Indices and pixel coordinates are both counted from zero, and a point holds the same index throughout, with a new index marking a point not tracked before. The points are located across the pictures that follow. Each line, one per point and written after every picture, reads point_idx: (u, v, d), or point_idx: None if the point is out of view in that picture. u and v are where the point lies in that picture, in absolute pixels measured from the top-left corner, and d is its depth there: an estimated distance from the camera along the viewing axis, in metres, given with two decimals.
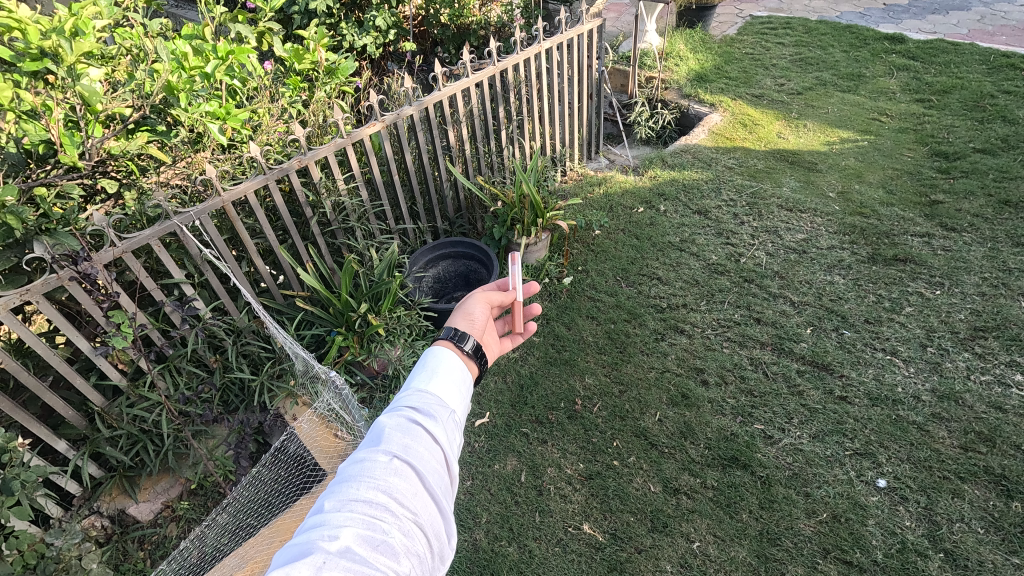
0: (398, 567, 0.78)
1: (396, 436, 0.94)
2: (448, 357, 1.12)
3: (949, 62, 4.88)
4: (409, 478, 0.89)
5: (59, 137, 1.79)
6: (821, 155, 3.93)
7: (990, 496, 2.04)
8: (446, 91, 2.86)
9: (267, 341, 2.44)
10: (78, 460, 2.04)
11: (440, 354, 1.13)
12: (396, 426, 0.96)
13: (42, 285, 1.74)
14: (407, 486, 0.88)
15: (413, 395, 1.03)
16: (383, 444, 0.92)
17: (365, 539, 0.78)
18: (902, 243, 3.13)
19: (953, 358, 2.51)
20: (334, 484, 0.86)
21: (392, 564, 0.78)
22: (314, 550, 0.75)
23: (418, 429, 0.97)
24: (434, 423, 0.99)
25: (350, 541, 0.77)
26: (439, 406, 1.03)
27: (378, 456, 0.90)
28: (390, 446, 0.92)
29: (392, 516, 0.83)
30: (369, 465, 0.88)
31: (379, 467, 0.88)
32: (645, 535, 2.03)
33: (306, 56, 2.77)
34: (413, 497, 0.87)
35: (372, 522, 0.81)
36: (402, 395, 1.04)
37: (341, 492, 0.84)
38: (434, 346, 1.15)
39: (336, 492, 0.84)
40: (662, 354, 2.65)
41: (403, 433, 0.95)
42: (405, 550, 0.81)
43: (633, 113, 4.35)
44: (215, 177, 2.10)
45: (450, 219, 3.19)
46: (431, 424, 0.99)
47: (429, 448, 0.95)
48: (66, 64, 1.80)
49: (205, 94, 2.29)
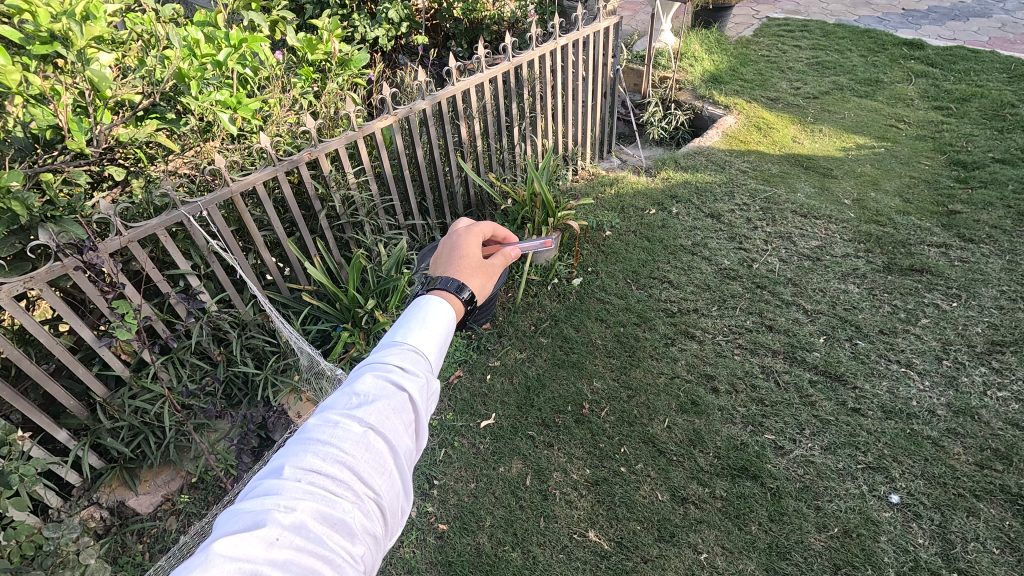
0: (352, 548, 0.80)
1: (371, 403, 0.96)
2: (439, 317, 1.18)
3: (969, 70, 4.80)
4: (376, 456, 0.90)
5: (67, 123, 1.73)
6: (837, 160, 3.87)
7: (1006, 516, 2.00)
8: (460, 85, 2.80)
9: (272, 335, 2.41)
10: (79, 451, 2.01)
11: (433, 315, 1.17)
12: (373, 395, 0.97)
13: (46, 273, 1.71)
14: (371, 460, 0.89)
15: (397, 361, 1.04)
16: (357, 415, 0.93)
17: (322, 516, 0.80)
18: (919, 254, 3.07)
19: (968, 373, 2.47)
20: (299, 449, 0.87)
21: (347, 544, 0.80)
22: (269, 519, 0.77)
23: (394, 397, 0.99)
24: (411, 396, 1.01)
25: (306, 515, 0.79)
26: (420, 378, 1.04)
27: (349, 428, 0.91)
28: (363, 415, 0.93)
29: (353, 495, 0.85)
30: (339, 437, 0.89)
31: (349, 442, 0.89)
32: (652, 544, 1.99)
33: (319, 46, 2.72)
34: (377, 475, 0.89)
35: (331, 499, 0.82)
36: (388, 357, 1.05)
37: (305, 461, 0.85)
38: (423, 295, 1.25)
39: (301, 456, 0.85)
40: (672, 359, 2.61)
41: (378, 401, 0.97)
42: (361, 529, 0.83)
43: (646, 113, 4.32)
44: (225, 167, 2.06)
45: (460, 216, 3.15)
46: (409, 396, 1.01)
47: (402, 419, 0.97)
48: (76, 48, 1.75)
49: (216, 83, 2.24)
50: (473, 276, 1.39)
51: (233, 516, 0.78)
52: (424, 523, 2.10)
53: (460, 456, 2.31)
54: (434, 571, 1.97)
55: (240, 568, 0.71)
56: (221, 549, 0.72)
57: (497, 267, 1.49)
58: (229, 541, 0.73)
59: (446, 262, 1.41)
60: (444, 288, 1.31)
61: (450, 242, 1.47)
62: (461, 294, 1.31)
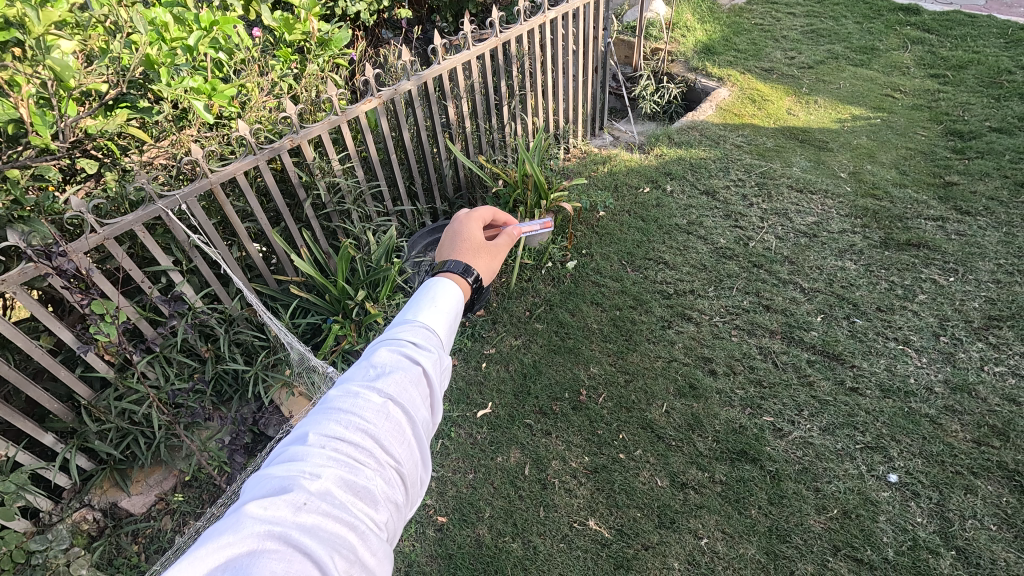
0: (376, 516, 0.77)
1: (390, 375, 0.92)
2: (450, 295, 1.15)
3: (965, 35, 4.70)
4: (397, 424, 0.87)
5: (30, 117, 1.62)
6: (832, 133, 3.80)
7: (1003, 492, 2.00)
8: (447, 64, 2.69)
9: (260, 329, 2.35)
10: (66, 454, 1.97)
11: (444, 292, 1.15)
12: (391, 365, 0.94)
13: (19, 275, 1.65)
14: (393, 429, 0.86)
15: (412, 334, 1.02)
16: (377, 383, 0.90)
17: (346, 483, 0.76)
18: (915, 227, 3.04)
19: (966, 349, 2.45)
20: (318, 416, 0.84)
21: (372, 512, 0.76)
22: (295, 485, 0.73)
23: (412, 369, 0.95)
24: (428, 366, 0.98)
25: (331, 482, 0.75)
26: (434, 352, 1.01)
27: (370, 396, 0.87)
28: (383, 385, 0.90)
29: (376, 462, 0.81)
30: (361, 404, 0.86)
31: (371, 409, 0.86)
32: (653, 531, 1.99)
33: (297, 26, 2.58)
34: (398, 443, 0.85)
35: (355, 466, 0.79)
36: (401, 331, 1.02)
37: (327, 427, 0.81)
38: (431, 277, 1.21)
39: (324, 423, 0.82)
40: (669, 342, 2.58)
41: (396, 372, 0.93)
42: (385, 497, 0.79)
43: (638, 86, 4.21)
44: (202, 158, 1.98)
45: (450, 200, 3.07)
46: (426, 366, 0.98)
47: (420, 391, 0.94)
48: (34, 36, 1.58)
49: (188, 69, 2.13)
50: (478, 257, 1.36)
51: (257, 481, 0.74)
52: (423, 516, 2.08)
53: (458, 447, 2.28)
54: (435, 565, 1.96)
55: (268, 532, 0.68)
56: (248, 511, 0.68)
57: (502, 248, 1.44)
58: (258, 504, 0.69)
59: (448, 247, 1.37)
60: (450, 270, 1.26)
61: (450, 226, 1.43)
62: (467, 275, 1.27)
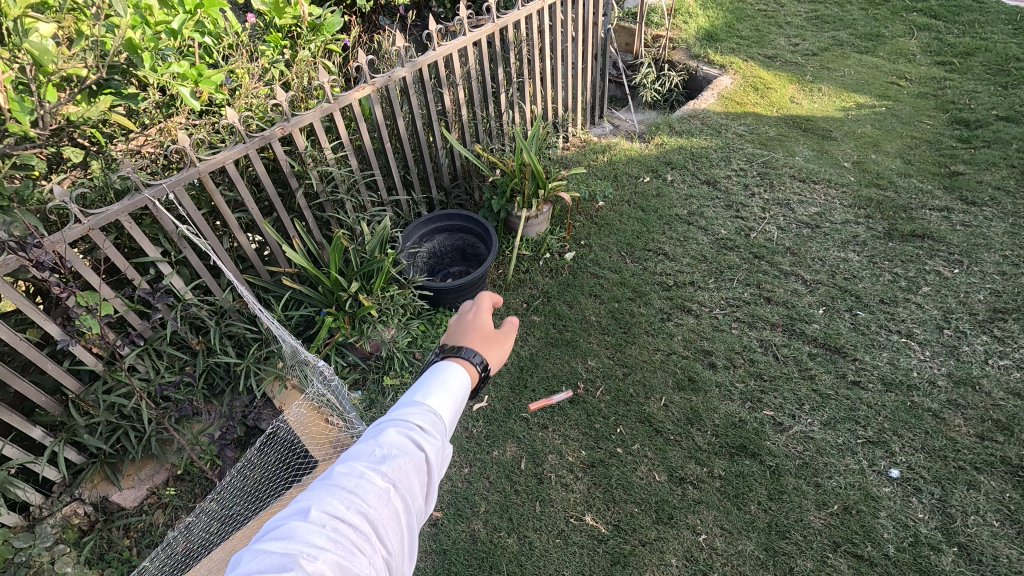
0: None
1: (400, 451, 0.88)
2: (469, 372, 1.09)
3: (973, 22, 4.61)
4: (399, 513, 0.81)
5: (8, 104, 1.56)
6: (836, 122, 3.73)
7: (1006, 488, 1.97)
8: (442, 50, 2.62)
9: (252, 322, 2.31)
10: (54, 448, 1.93)
11: (465, 367, 1.09)
12: (400, 441, 0.89)
13: (0, 267, 1.61)
14: (393, 516, 0.80)
15: (425, 411, 0.96)
16: (384, 461, 0.85)
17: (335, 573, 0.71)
18: (920, 218, 2.99)
19: (970, 342, 2.41)
20: (319, 489, 0.79)
21: None
22: (290, 568, 0.68)
23: (423, 452, 0.90)
24: (437, 449, 0.92)
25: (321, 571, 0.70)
26: (443, 433, 0.96)
27: (375, 475, 0.82)
28: (391, 465, 0.85)
29: (370, 549, 0.76)
30: (364, 484, 0.81)
31: (374, 492, 0.80)
32: (650, 526, 1.96)
33: (287, 10, 2.54)
34: (395, 532, 0.80)
35: (348, 554, 0.73)
36: (414, 405, 0.97)
37: (327, 506, 0.76)
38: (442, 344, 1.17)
39: (327, 498, 0.77)
40: (668, 335, 2.54)
41: (407, 451, 0.88)
42: None
43: (638, 74, 4.13)
44: (190, 146, 1.93)
45: (446, 190, 3.02)
46: (435, 447, 0.92)
47: (425, 477, 0.88)
48: (11, 19, 1.52)
49: (174, 54, 2.08)
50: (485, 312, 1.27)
51: (249, 558, 0.69)
52: None
53: (453, 441, 2.24)
54: (429, 560, 1.93)
55: None
56: None
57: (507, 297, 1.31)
58: None
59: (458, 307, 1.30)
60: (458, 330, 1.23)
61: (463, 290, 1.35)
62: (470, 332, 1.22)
